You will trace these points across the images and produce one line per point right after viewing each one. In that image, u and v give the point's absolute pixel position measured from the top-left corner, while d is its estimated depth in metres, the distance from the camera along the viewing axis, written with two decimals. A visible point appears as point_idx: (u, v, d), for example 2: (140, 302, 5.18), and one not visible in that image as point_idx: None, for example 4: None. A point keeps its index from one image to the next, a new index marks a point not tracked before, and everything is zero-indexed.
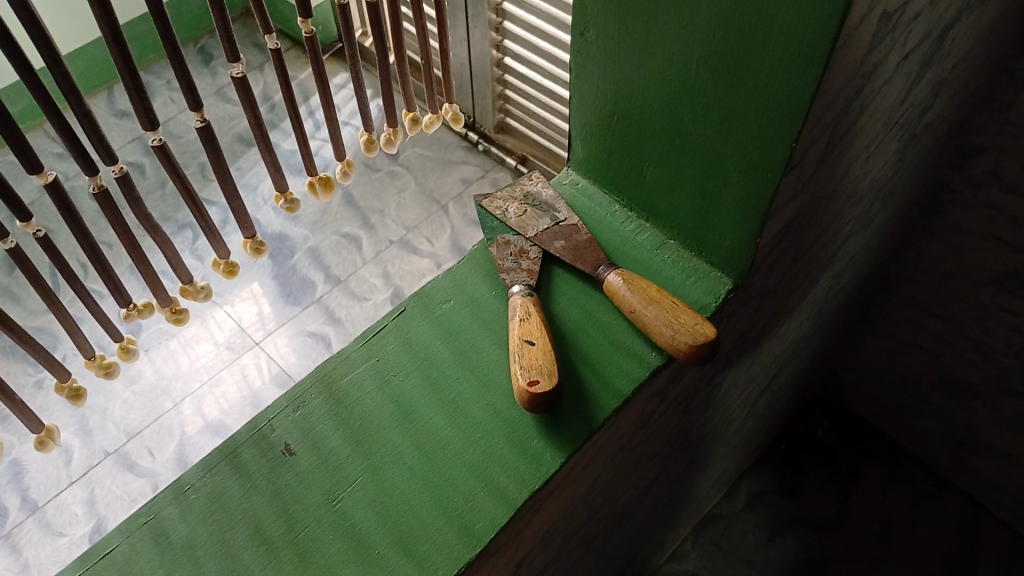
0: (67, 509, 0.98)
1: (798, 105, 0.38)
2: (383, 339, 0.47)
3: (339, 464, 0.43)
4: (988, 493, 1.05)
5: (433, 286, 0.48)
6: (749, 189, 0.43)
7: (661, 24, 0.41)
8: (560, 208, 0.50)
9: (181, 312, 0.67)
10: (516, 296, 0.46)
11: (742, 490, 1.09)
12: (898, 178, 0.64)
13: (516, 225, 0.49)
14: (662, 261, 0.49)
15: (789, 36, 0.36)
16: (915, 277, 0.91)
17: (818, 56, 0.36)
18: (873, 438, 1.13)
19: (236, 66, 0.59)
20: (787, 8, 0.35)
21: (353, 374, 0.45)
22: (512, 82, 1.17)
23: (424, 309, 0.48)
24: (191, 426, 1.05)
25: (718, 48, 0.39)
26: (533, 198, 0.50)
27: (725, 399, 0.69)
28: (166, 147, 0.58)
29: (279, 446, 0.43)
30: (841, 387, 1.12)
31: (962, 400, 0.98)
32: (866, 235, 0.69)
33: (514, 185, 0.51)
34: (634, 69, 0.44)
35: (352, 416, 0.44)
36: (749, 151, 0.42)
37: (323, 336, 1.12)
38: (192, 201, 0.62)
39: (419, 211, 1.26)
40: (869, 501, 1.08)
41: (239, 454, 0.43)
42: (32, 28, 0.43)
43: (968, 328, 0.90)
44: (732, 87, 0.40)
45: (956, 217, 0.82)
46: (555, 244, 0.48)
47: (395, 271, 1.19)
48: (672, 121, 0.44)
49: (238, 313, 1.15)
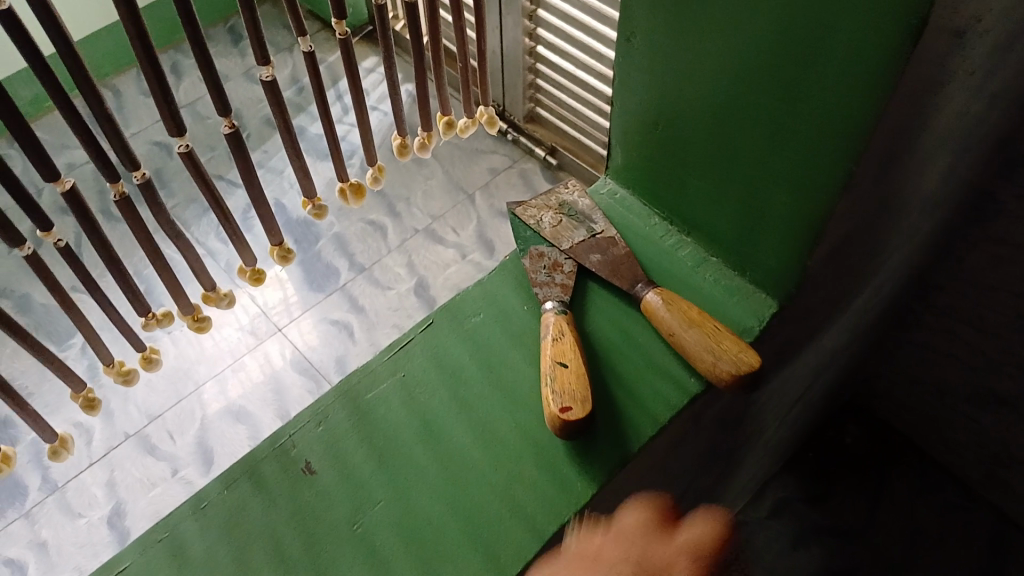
0: (87, 491, 0.98)
1: (851, 133, 0.39)
2: (408, 355, 0.51)
3: (361, 481, 0.47)
4: (1021, 509, 1.01)
5: (463, 300, 0.53)
6: (809, 181, 0.43)
7: (706, 48, 0.43)
8: (596, 218, 0.54)
9: (202, 320, 0.67)
10: (548, 312, 0.49)
11: (768, 496, 1.09)
12: (947, 189, 0.61)
13: (550, 232, 0.53)
14: (704, 278, 0.52)
15: (842, 66, 0.37)
16: (954, 287, 0.87)
17: (876, 86, 0.37)
18: (903, 447, 1.09)
19: (267, 69, 0.57)
20: (840, 37, 0.36)
21: (377, 391, 0.50)
22: (543, 68, 1.15)
23: (450, 323, 0.52)
24: (212, 408, 1.04)
25: (765, 75, 0.41)
26: (567, 206, 0.54)
27: (762, 413, 0.68)
28: (194, 154, 0.56)
29: (301, 463, 0.48)
30: (873, 394, 1.09)
31: (998, 413, 0.94)
32: (911, 246, 0.67)
33: (549, 192, 0.55)
34: (680, 87, 0.46)
35: (378, 434, 0.48)
36: (796, 174, 0.43)
37: (347, 324, 1.11)
38: (219, 211, 0.61)
39: (445, 200, 1.25)
40: (896, 511, 1.05)
41: (258, 471, 0.48)
42: (44, 22, 0.42)
43: (1007, 340, 0.87)
44: (781, 110, 0.41)
45: (1002, 228, 0.78)
46: (591, 257, 0.52)
47: (420, 261, 1.18)
48: (717, 140, 0.46)
49: (263, 299, 1.14)
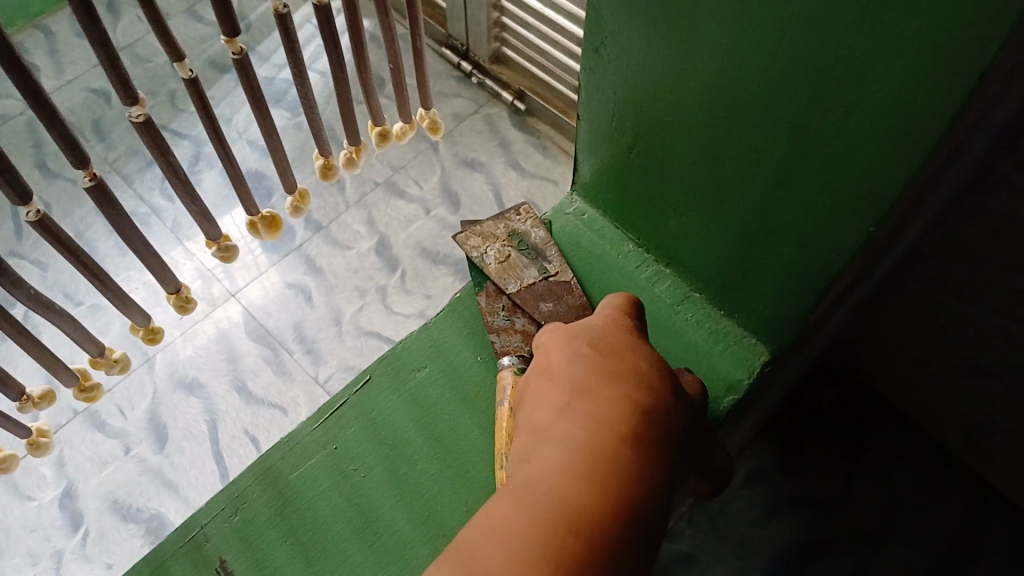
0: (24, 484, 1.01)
1: (854, 169, 0.49)
2: (339, 421, 0.69)
3: (272, 557, 0.65)
4: (1000, 475, 0.99)
5: (403, 356, 0.71)
6: (820, 214, 0.53)
7: (707, 71, 0.53)
8: (547, 255, 0.73)
9: (90, 391, 0.91)
10: (505, 372, 0.65)
11: (742, 466, 1.05)
12: (957, 173, 0.56)
13: (498, 270, 0.72)
14: (685, 316, 0.69)
15: (853, 115, 0.46)
16: (941, 258, 0.83)
17: (891, 137, 0.46)
18: (883, 412, 1.07)
19: (135, 109, 0.73)
20: (856, 86, 0.45)
21: (300, 467, 0.67)
22: (509, 7, 1.16)
23: (387, 380, 0.70)
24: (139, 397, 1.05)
25: (764, 109, 0.51)
26: (516, 238, 0.74)
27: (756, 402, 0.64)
28: (45, 217, 0.71)
29: (216, 559, 0.65)
30: (854, 358, 1.05)
31: (983, 384, 0.91)
32: (908, 236, 0.62)
33: (505, 225, 0.75)
34: (684, 101, 0.57)
35: (304, 516, 0.65)
36: (806, 206, 0.54)
37: (303, 287, 1.21)
38: (80, 262, 0.78)
39: (407, 150, 1.31)
40: (874, 479, 1.03)
41: (176, 558, 0.66)
42: None
43: (997, 314, 0.83)
44: (783, 140, 0.52)
45: (1000, 200, 0.73)
46: (542, 305, 0.70)
47: (380, 218, 1.26)
48: (712, 148, 0.57)
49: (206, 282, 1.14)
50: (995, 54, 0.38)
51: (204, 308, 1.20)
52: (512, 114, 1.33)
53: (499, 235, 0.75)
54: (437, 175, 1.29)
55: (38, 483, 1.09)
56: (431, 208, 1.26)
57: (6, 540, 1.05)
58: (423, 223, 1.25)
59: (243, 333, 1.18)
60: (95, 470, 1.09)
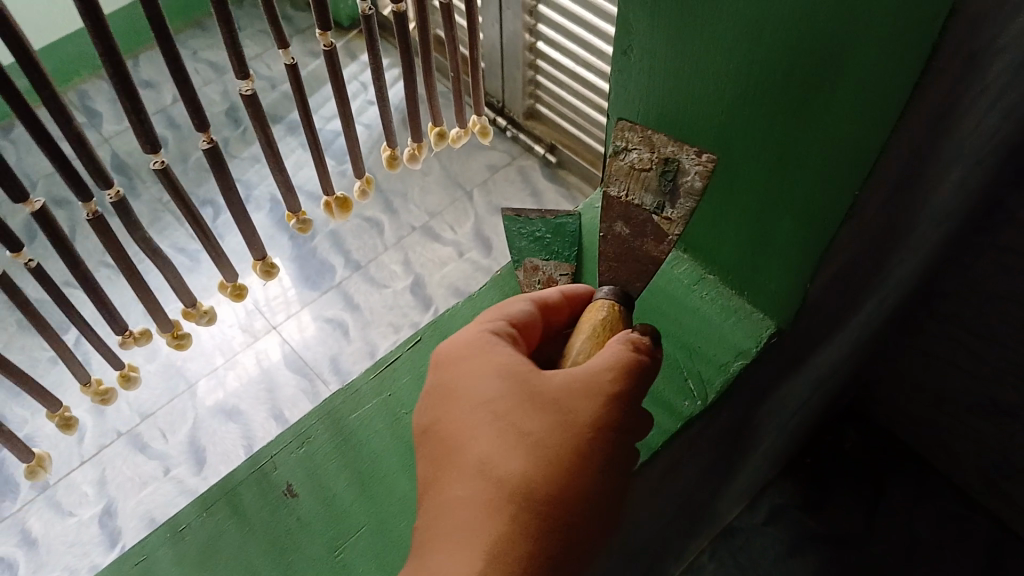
0: (77, 489, 1.13)
1: (853, 146, 0.39)
2: (395, 369, 0.56)
3: (331, 511, 0.52)
4: (1019, 518, 1.01)
5: (453, 312, 0.58)
6: (820, 201, 0.43)
7: (705, 45, 0.43)
8: (678, 203, 0.47)
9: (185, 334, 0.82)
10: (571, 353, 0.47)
11: (764, 504, 1.07)
12: (960, 198, 0.60)
13: (620, 171, 0.48)
14: (702, 297, 0.54)
15: (847, 76, 0.37)
16: (955, 295, 0.86)
17: (884, 102, 0.36)
18: (903, 454, 1.09)
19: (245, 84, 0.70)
20: (848, 39, 0.36)
21: (358, 412, 0.54)
22: (543, 65, 1.23)
23: (437, 336, 0.57)
24: (202, 409, 1.20)
25: (762, 77, 0.41)
26: (670, 166, 0.46)
27: (764, 420, 0.69)
28: (168, 168, 0.68)
29: (281, 491, 0.53)
30: (873, 401, 1.08)
31: (1001, 424, 0.93)
32: (916, 259, 0.66)
33: (675, 145, 0.47)
34: (682, 80, 0.46)
35: (361, 464, 0.53)
36: (805, 192, 0.43)
37: (340, 321, 1.27)
38: (190, 215, 0.73)
39: (443, 196, 1.38)
40: (895, 520, 1.05)
41: (234, 500, 0.52)
42: (10, 33, 0.51)
43: (1010, 351, 0.85)
44: (786, 116, 0.41)
45: (1010, 237, 0.77)
46: (615, 225, 0.48)
47: (416, 258, 1.32)
48: (713, 135, 0.46)
49: (270, 310, 1.27)
50: (946, 21, 0.32)
51: (246, 339, 1.26)
52: (544, 165, 1.40)
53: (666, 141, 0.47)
54: (471, 221, 1.35)
55: (79, 499, 1.12)
56: (465, 251, 1.32)
57: (46, 554, 1.09)
58: (457, 265, 1.31)
59: (284, 364, 1.23)
60: (134, 490, 1.13)
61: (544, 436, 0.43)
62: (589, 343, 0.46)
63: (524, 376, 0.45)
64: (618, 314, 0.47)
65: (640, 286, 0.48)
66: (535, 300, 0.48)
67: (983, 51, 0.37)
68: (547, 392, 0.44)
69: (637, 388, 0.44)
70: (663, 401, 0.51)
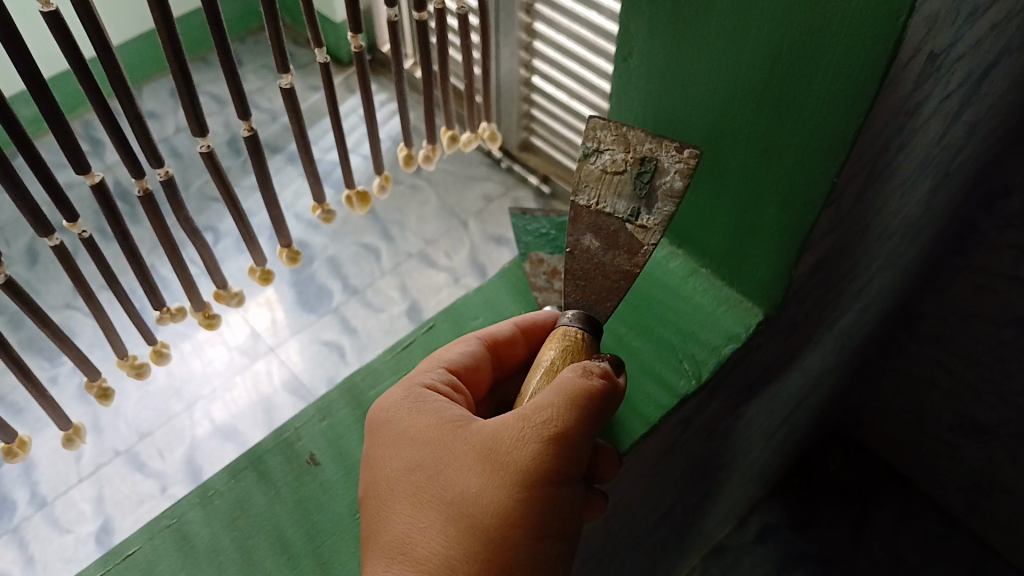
0: (75, 506, 0.93)
1: (828, 142, 0.43)
2: (410, 350, 0.60)
3: (356, 474, 0.54)
4: (999, 537, 1.04)
5: (464, 306, 0.62)
6: (801, 194, 0.47)
7: (695, 54, 0.47)
8: (654, 209, 0.49)
9: (212, 316, 0.81)
10: (541, 359, 0.47)
11: (753, 522, 1.09)
12: (926, 216, 0.65)
13: (591, 175, 0.50)
14: (695, 288, 0.57)
15: (822, 76, 0.41)
16: (937, 315, 0.90)
17: (853, 99, 0.40)
18: (887, 475, 1.12)
19: (285, 77, 0.72)
20: (827, 44, 0.40)
21: (377, 387, 0.58)
22: (538, 100, 1.13)
23: (450, 323, 0.61)
24: (200, 429, 1.00)
25: (748, 80, 0.45)
26: (647, 166, 0.49)
27: (746, 429, 0.73)
28: (212, 153, 0.70)
29: (305, 455, 0.55)
30: (857, 424, 1.12)
31: (981, 442, 0.96)
32: (892, 273, 0.71)
33: (653, 142, 0.49)
34: (678, 88, 0.50)
35: None
36: (787, 188, 0.47)
37: (338, 346, 1.08)
38: (232, 204, 0.75)
39: (439, 225, 1.22)
40: (881, 539, 1.07)
41: (263, 462, 0.55)
42: (87, 19, 0.54)
43: (989, 369, 0.89)
44: (772, 116, 0.45)
45: (983, 258, 0.82)
46: (586, 237, 0.50)
47: (413, 284, 1.15)
48: (703, 136, 0.50)
49: (252, 318, 1.11)
50: (906, 21, 0.36)
51: (241, 362, 1.06)
52: (537, 197, 1.25)
53: (636, 148, 0.49)
54: (466, 250, 1.19)
55: (76, 516, 0.92)
56: (460, 277, 1.16)
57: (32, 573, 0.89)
58: (451, 290, 1.14)
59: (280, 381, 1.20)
60: (131, 508, 0.93)
61: (470, 491, 0.43)
62: (544, 377, 0.46)
63: (460, 427, 0.45)
64: (585, 341, 0.47)
65: (607, 307, 0.49)
66: (480, 341, 0.51)
67: (938, 51, 0.41)
68: (471, 440, 0.44)
69: (572, 426, 0.42)
70: (658, 378, 0.54)
